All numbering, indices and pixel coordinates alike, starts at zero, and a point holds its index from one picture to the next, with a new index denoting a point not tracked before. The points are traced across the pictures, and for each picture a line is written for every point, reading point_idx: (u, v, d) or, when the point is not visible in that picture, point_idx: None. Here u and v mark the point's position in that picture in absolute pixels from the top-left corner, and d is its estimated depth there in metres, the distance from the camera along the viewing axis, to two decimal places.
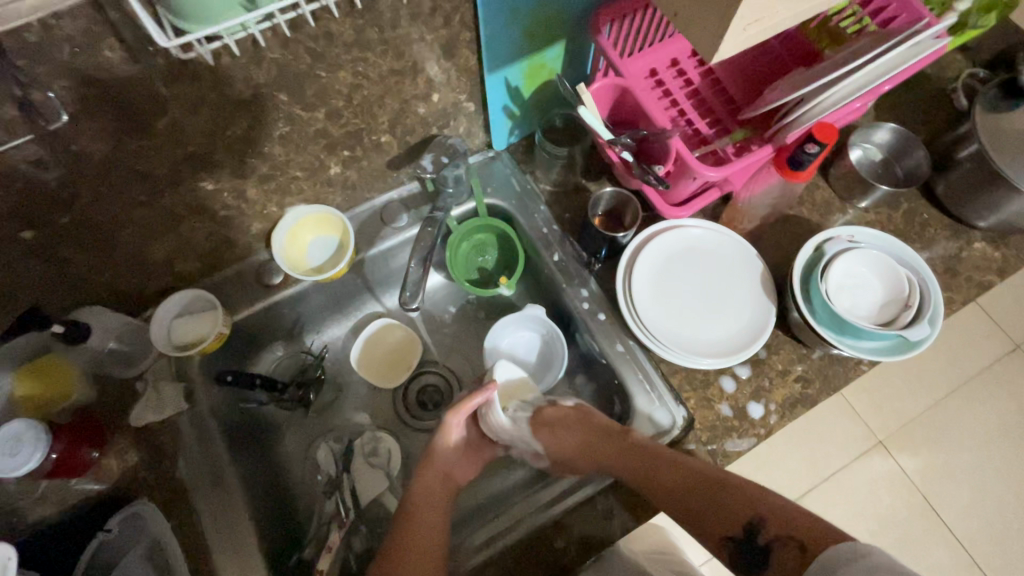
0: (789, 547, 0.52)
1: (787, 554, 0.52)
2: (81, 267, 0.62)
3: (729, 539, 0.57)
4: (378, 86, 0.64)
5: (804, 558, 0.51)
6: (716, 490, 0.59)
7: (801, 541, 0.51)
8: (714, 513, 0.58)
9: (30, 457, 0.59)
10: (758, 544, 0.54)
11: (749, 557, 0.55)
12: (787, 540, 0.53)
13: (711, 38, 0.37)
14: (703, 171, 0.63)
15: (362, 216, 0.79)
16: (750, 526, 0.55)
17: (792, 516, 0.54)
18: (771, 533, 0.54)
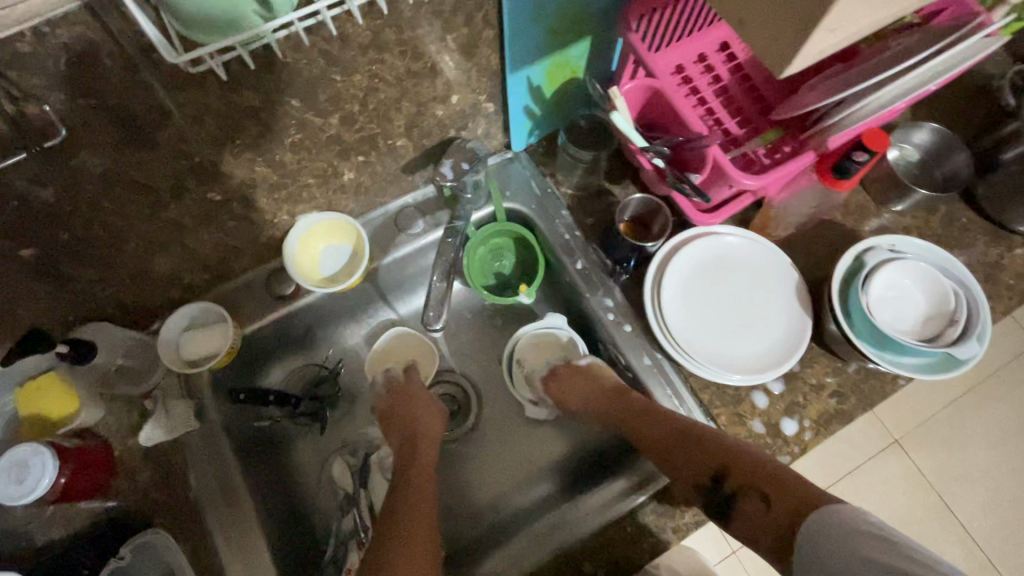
0: (751, 498, 0.57)
1: (748, 504, 0.57)
2: (84, 284, 0.59)
3: (703, 483, 0.60)
4: (395, 89, 0.60)
5: (767, 510, 0.55)
6: (697, 445, 0.62)
7: (763, 494, 0.56)
8: (694, 463, 0.61)
9: (39, 481, 0.56)
10: (724, 492, 0.58)
11: (717, 502, 0.59)
12: (749, 489, 0.57)
13: (782, 51, 0.33)
14: (740, 180, 0.61)
15: (375, 222, 0.76)
16: (716, 475, 0.59)
17: (758, 470, 0.58)
18: (735, 483, 0.58)
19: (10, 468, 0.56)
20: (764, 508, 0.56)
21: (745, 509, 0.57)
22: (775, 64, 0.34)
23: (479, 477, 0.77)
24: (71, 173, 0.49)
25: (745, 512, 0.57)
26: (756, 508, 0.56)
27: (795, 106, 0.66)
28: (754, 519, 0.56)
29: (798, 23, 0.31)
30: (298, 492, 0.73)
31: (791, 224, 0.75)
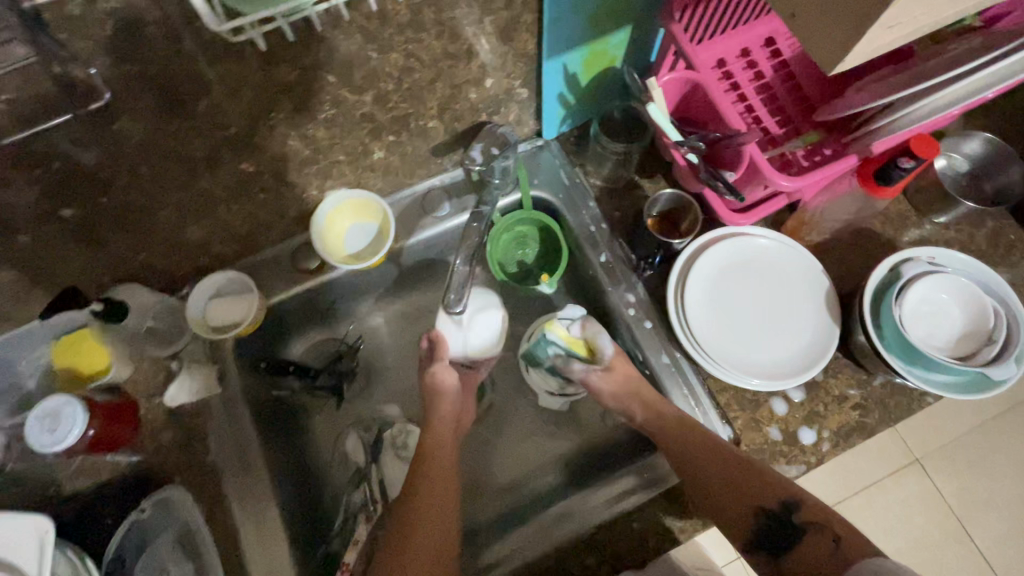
0: (821, 535, 0.55)
1: (821, 542, 0.55)
2: (118, 247, 0.61)
3: (763, 512, 0.58)
4: (429, 69, 0.64)
5: (838, 550, 0.54)
6: (763, 474, 0.60)
7: (836, 533, 0.55)
8: (758, 489, 0.59)
9: (70, 432, 0.58)
10: (793, 523, 0.57)
11: (771, 535, 0.58)
12: (819, 527, 0.56)
13: (836, 47, 0.32)
14: (777, 181, 0.59)
15: (402, 203, 0.71)
16: (788, 505, 0.58)
17: (828, 511, 0.57)
18: (808, 517, 0.57)
19: (43, 417, 0.59)
20: (835, 546, 0.54)
21: (812, 545, 0.56)
22: (824, 62, 0.33)
23: (488, 462, 0.78)
24: None
25: (807, 549, 0.56)
26: (827, 547, 0.54)
27: (840, 107, 0.64)
28: (821, 560, 0.54)
29: (852, 21, 0.30)
30: (311, 461, 0.75)
31: (824, 229, 0.73)
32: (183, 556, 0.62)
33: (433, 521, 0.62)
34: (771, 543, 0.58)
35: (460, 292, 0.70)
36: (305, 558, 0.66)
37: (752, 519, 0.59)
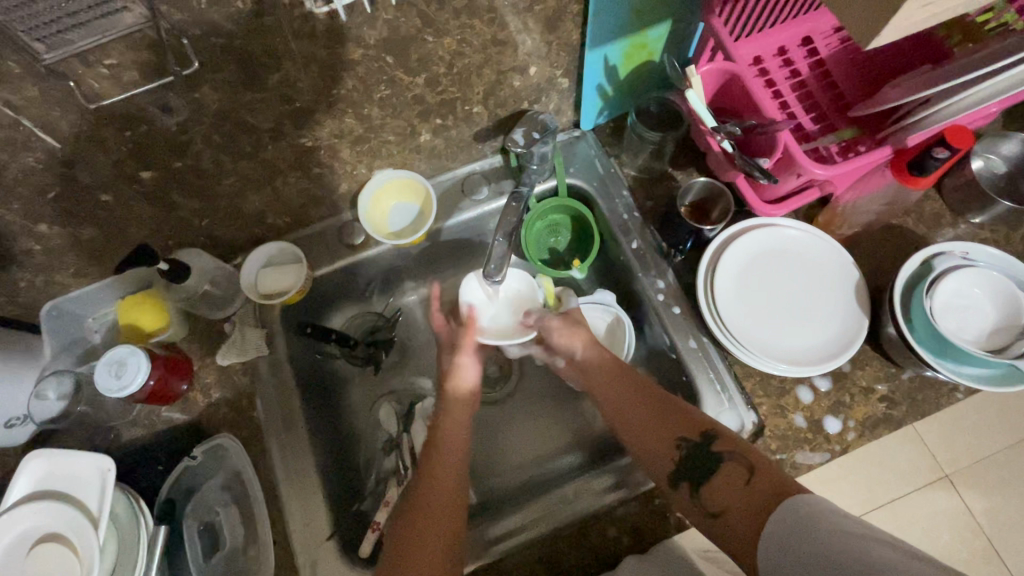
0: (737, 464, 0.56)
1: (737, 470, 0.56)
2: (184, 211, 0.66)
3: (683, 441, 0.60)
4: (479, 56, 0.63)
5: (750, 478, 0.54)
6: (683, 410, 0.62)
7: (752, 465, 0.56)
8: (677, 421, 0.62)
9: (134, 378, 0.63)
10: (711, 451, 0.58)
11: (691, 465, 0.59)
12: (735, 455, 0.57)
13: (875, 18, 0.34)
14: (811, 169, 0.60)
15: (443, 184, 0.80)
16: (706, 435, 0.59)
17: (744, 446, 0.58)
18: (725, 447, 0.58)
19: (110, 364, 0.64)
20: (749, 475, 0.55)
21: (727, 475, 0.56)
22: (863, 36, 0.35)
23: (514, 437, 0.80)
24: (191, 108, 0.55)
25: (723, 478, 0.56)
26: (740, 479, 0.55)
27: (877, 101, 0.65)
28: (734, 487, 0.55)
29: None
30: (346, 427, 0.78)
31: (856, 224, 0.74)
32: (230, 500, 0.66)
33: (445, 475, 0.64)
34: (693, 474, 0.59)
35: (499, 263, 0.72)
36: (338, 513, 0.69)
37: (675, 449, 0.60)
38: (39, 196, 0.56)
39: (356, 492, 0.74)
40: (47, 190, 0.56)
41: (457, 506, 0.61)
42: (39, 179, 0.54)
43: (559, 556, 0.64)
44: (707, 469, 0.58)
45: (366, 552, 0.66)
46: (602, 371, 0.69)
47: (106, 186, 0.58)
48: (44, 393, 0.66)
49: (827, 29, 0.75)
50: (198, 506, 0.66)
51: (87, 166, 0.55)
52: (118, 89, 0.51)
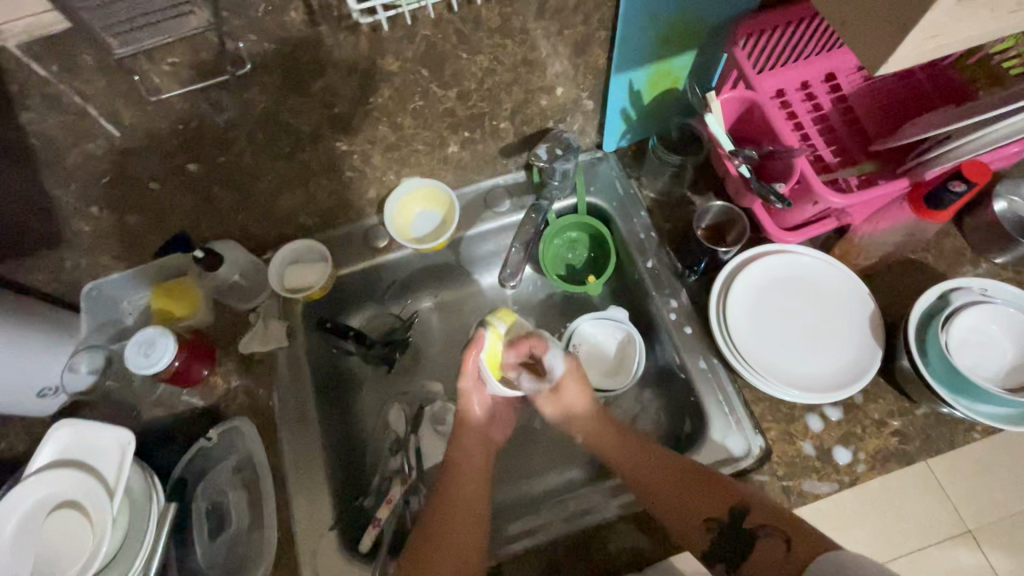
0: (773, 538, 0.57)
1: (771, 545, 0.57)
2: (222, 204, 0.70)
3: (712, 523, 0.60)
4: (509, 74, 0.66)
5: (789, 553, 0.55)
6: (706, 487, 0.62)
7: (789, 536, 0.56)
8: (703, 501, 0.61)
9: (161, 358, 0.67)
10: (743, 530, 0.59)
11: (725, 544, 0.60)
12: (769, 530, 0.58)
13: (884, 45, 0.36)
14: (827, 197, 0.61)
15: (467, 196, 0.84)
16: (736, 513, 0.60)
17: (777, 514, 0.58)
18: (756, 522, 0.59)
19: (139, 345, 0.68)
20: (788, 549, 0.55)
21: (765, 549, 0.57)
22: (871, 60, 0.37)
23: (519, 446, 0.81)
24: (240, 108, 0.58)
25: (761, 555, 0.57)
26: (778, 550, 0.56)
27: (898, 137, 0.66)
28: (773, 563, 0.56)
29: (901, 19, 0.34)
30: (357, 425, 0.80)
31: (874, 256, 0.74)
32: (239, 484, 0.68)
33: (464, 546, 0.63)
34: (727, 552, 0.59)
35: (516, 267, 0.79)
36: (343, 506, 0.71)
37: (704, 529, 0.60)
38: (94, 181, 0.60)
39: (361, 488, 0.75)
40: (102, 176, 0.60)
41: None
42: (95, 165, 0.58)
43: (558, 565, 0.64)
44: (743, 545, 0.59)
45: (365, 548, 0.66)
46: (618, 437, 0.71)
47: (155, 175, 0.62)
48: (76, 366, 0.70)
49: (851, 67, 0.77)
50: (210, 486, 0.68)
51: (140, 156, 0.59)
52: (177, 85, 0.54)
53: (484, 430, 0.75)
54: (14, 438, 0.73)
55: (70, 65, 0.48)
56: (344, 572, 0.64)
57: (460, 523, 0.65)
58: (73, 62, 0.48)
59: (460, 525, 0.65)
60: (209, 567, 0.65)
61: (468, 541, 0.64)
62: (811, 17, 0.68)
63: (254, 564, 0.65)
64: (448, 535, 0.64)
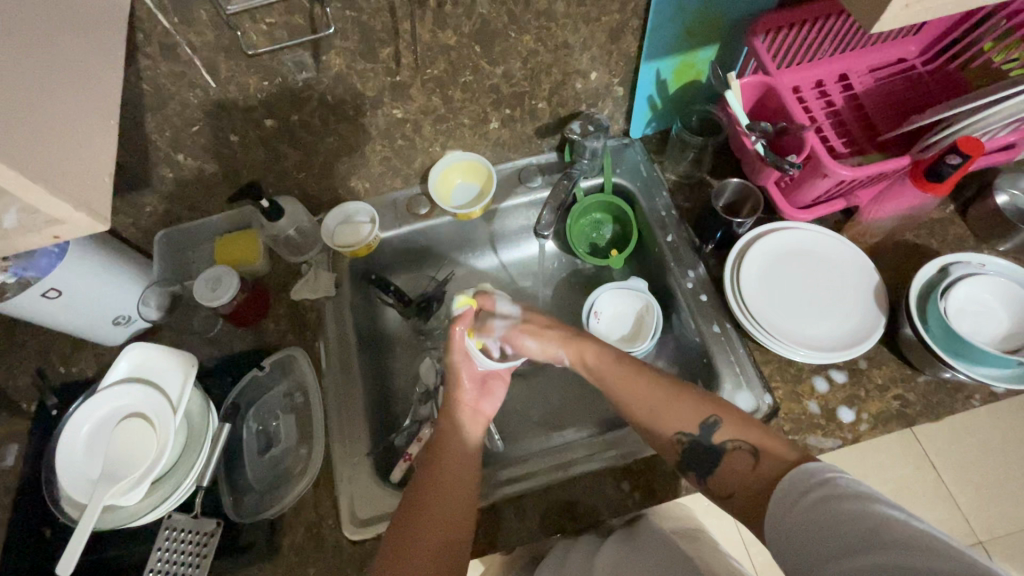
0: (742, 451, 0.57)
1: (741, 455, 0.57)
2: (287, 162, 0.79)
3: (683, 437, 0.61)
4: (550, 56, 0.75)
5: (756, 465, 0.55)
6: (676, 403, 0.62)
7: (756, 449, 0.56)
8: (678, 415, 0.62)
9: (226, 293, 0.75)
10: (713, 442, 0.59)
11: (696, 455, 0.61)
12: (739, 442, 0.58)
13: (874, 8, 0.42)
14: (836, 169, 0.67)
15: (504, 172, 0.91)
16: (707, 425, 0.60)
17: (747, 427, 0.59)
18: (727, 436, 0.59)
19: (207, 280, 0.76)
20: (755, 460, 0.56)
21: (733, 462, 0.57)
22: (866, 22, 0.44)
23: (538, 404, 0.87)
24: (318, 69, 0.67)
25: (730, 466, 0.58)
26: (745, 463, 0.56)
27: (908, 124, 0.71)
28: (742, 471, 0.56)
29: None
30: (390, 375, 0.87)
31: (880, 238, 0.79)
32: (288, 408, 0.76)
33: (457, 478, 0.64)
34: (698, 465, 0.60)
35: (550, 222, 0.85)
36: (375, 441, 0.76)
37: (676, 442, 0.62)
38: (185, 129, 0.69)
39: (392, 429, 0.81)
40: (192, 124, 0.69)
41: (452, 535, 0.59)
42: (189, 114, 0.67)
43: (572, 500, 0.69)
44: (712, 458, 0.59)
45: (396, 479, 0.72)
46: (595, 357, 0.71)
47: (235, 128, 0.71)
48: (148, 301, 0.79)
49: (861, 68, 0.84)
50: (260, 410, 0.75)
51: (226, 107, 0.68)
52: (269, 43, 0.63)
53: (474, 403, 0.73)
54: (85, 364, 0.80)
55: (190, 19, 0.58)
56: (376, 495, 0.70)
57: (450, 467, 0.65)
58: (192, 16, 0.58)
59: (456, 469, 0.64)
60: (254, 481, 0.72)
61: (456, 494, 0.62)
62: (825, 17, 0.76)
63: (296, 479, 0.71)
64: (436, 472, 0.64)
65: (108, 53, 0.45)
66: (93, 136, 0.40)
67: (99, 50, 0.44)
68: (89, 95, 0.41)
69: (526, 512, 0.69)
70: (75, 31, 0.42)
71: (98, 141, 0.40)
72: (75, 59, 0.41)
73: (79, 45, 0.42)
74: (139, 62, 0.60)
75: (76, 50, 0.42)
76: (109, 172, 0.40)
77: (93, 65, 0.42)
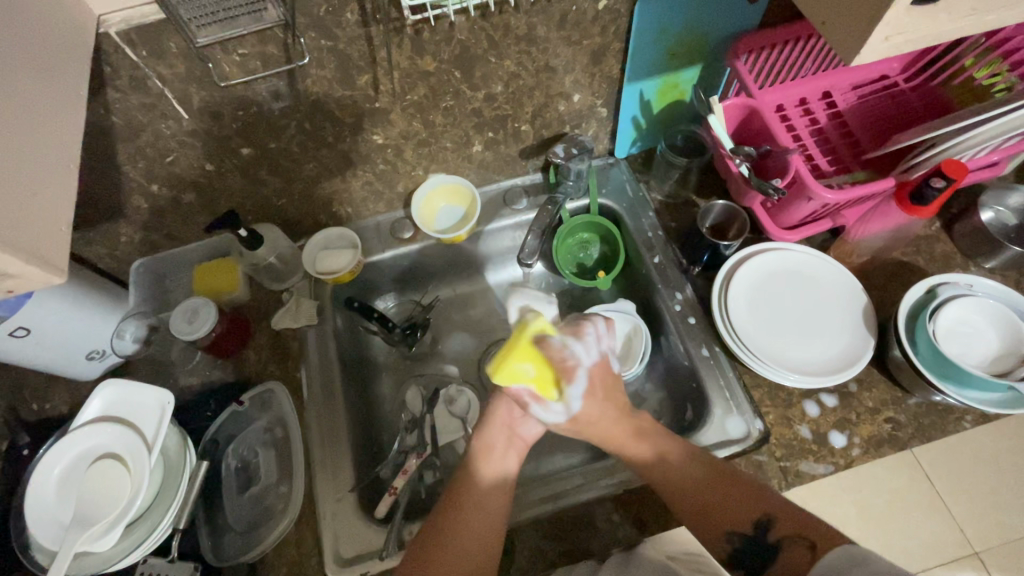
0: (798, 546, 0.54)
1: (796, 553, 0.54)
2: (267, 189, 0.77)
3: (735, 534, 0.58)
4: (531, 79, 0.74)
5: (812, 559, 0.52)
6: (739, 493, 0.59)
7: (813, 542, 0.53)
8: (733, 507, 0.59)
9: (204, 325, 0.74)
10: (768, 541, 0.56)
11: (746, 551, 0.57)
12: (796, 539, 0.55)
13: (856, 42, 0.42)
14: (820, 193, 0.66)
15: (488, 194, 0.91)
16: (761, 525, 0.57)
17: (808, 524, 0.55)
18: (782, 532, 0.56)
19: (185, 312, 0.75)
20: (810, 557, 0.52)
21: (788, 558, 0.54)
22: (845, 56, 0.43)
23: None
24: (294, 97, 0.66)
25: (782, 560, 0.54)
26: (803, 558, 0.53)
27: (890, 144, 0.71)
28: (795, 567, 0.53)
29: (868, 15, 0.40)
30: (376, 404, 0.85)
31: (866, 255, 0.79)
32: (269, 443, 0.74)
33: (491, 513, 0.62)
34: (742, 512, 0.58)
35: (533, 250, 0.84)
36: (362, 475, 0.74)
37: (725, 533, 0.58)
38: (160, 159, 0.67)
39: (379, 460, 0.79)
40: (166, 154, 0.67)
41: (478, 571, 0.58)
42: (163, 144, 0.66)
43: (564, 536, 0.68)
44: (768, 551, 0.56)
45: (381, 514, 0.69)
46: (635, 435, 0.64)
47: (211, 157, 0.69)
48: (123, 333, 0.76)
49: (845, 86, 0.84)
50: (239, 447, 0.73)
51: (201, 137, 0.66)
52: (243, 73, 0.61)
53: (511, 424, 0.68)
54: (58, 401, 0.78)
55: (160, 50, 0.56)
56: (361, 534, 0.68)
57: (478, 503, 0.62)
58: (162, 47, 0.56)
59: (470, 527, 0.60)
60: (234, 521, 0.69)
61: (483, 529, 0.60)
62: (807, 37, 0.75)
63: (277, 518, 0.69)
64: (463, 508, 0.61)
65: (66, 91, 0.44)
66: (52, 184, 0.39)
67: (54, 90, 0.42)
68: (44, 144, 0.39)
69: (519, 548, 0.67)
70: (32, 74, 0.41)
71: (58, 187, 0.39)
72: (29, 99, 0.39)
73: (31, 86, 0.40)
74: (108, 94, 0.58)
75: (28, 90, 0.40)
76: (67, 219, 0.39)
77: (46, 106, 0.41)
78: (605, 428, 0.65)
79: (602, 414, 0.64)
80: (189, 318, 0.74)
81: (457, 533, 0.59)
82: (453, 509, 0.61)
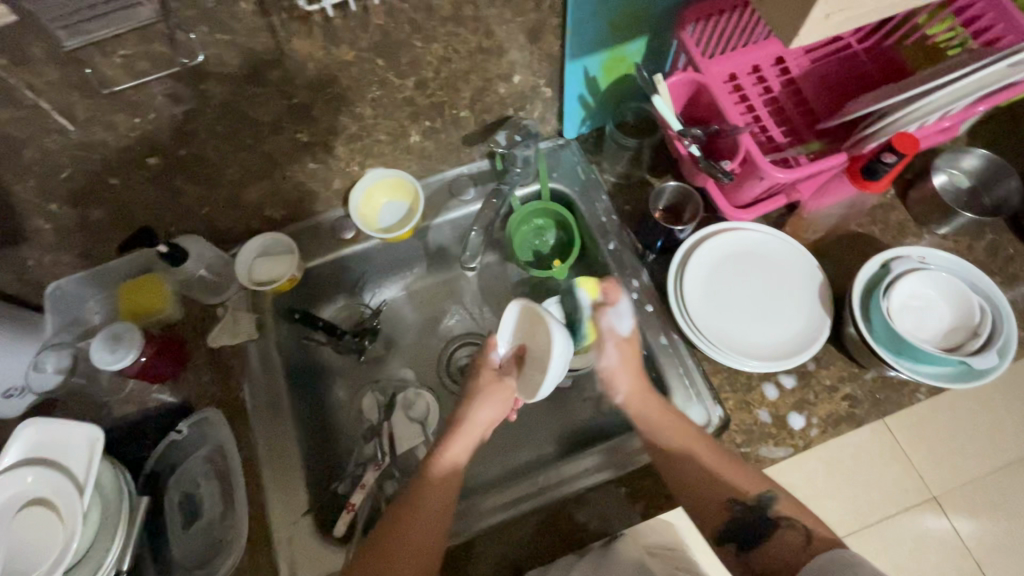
0: (795, 530, 0.57)
1: (791, 535, 0.57)
2: (184, 198, 0.70)
3: (736, 505, 0.60)
4: (465, 62, 0.68)
5: (806, 546, 0.56)
6: (740, 472, 0.62)
7: (810, 530, 0.57)
8: (738, 487, 0.61)
9: (126, 354, 0.68)
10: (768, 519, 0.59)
11: (746, 529, 0.59)
12: (794, 523, 0.58)
13: (791, 27, 0.38)
14: (773, 173, 0.64)
15: (433, 185, 0.85)
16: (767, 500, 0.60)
17: (801, 509, 0.59)
18: (782, 512, 0.59)
19: (106, 340, 0.69)
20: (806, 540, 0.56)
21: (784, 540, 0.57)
22: (784, 39, 0.39)
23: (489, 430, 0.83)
24: (197, 99, 0.59)
25: (781, 541, 0.57)
26: (796, 542, 0.56)
27: (841, 115, 0.69)
28: (790, 550, 0.56)
29: None
30: (329, 414, 0.81)
31: (823, 228, 0.77)
32: (211, 473, 0.70)
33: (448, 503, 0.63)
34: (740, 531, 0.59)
35: (475, 252, 0.83)
36: (316, 494, 0.71)
37: (726, 509, 0.60)
38: (52, 177, 0.60)
39: (335, 474, 0.76)
40: (60, 170, 0.60)
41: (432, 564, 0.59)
42: (52, 160, 0.59)
43: (530, 542, 0.66)
44: (766, 526, 0.59)
45: (339, 533, 0.66)
46: (658, 410, 0.66)
47: (112, 169, 0.63)
48: (43, 365, 0.70)
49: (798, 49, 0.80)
50: (182, 479, 0.70)
51: (96, 149, 0.60)
52: (130, 76, 0.55)
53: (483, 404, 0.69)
54: None
55: (22, 57, 0.49)
56: (317, 556, 0.66)
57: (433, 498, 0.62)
58: (24, 53, 0.49)
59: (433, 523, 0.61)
60: (183, 555, 0.66)
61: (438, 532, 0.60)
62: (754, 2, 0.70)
63: (227, 551, 0.65)
64: (419, 505, 0.62)
65: None
66: None
67: None
68: None
69: (486, 554, 0.66)
70: None
71: None
72: None
73: None
74: None
75: None
76: None
77: None
78: (644, 409, 0.67)
79: (629, 372, 0.69)
80: (112, 341, 0.69)
81: (412, 530, 0.60)
82: (409, 506, 0.62)
